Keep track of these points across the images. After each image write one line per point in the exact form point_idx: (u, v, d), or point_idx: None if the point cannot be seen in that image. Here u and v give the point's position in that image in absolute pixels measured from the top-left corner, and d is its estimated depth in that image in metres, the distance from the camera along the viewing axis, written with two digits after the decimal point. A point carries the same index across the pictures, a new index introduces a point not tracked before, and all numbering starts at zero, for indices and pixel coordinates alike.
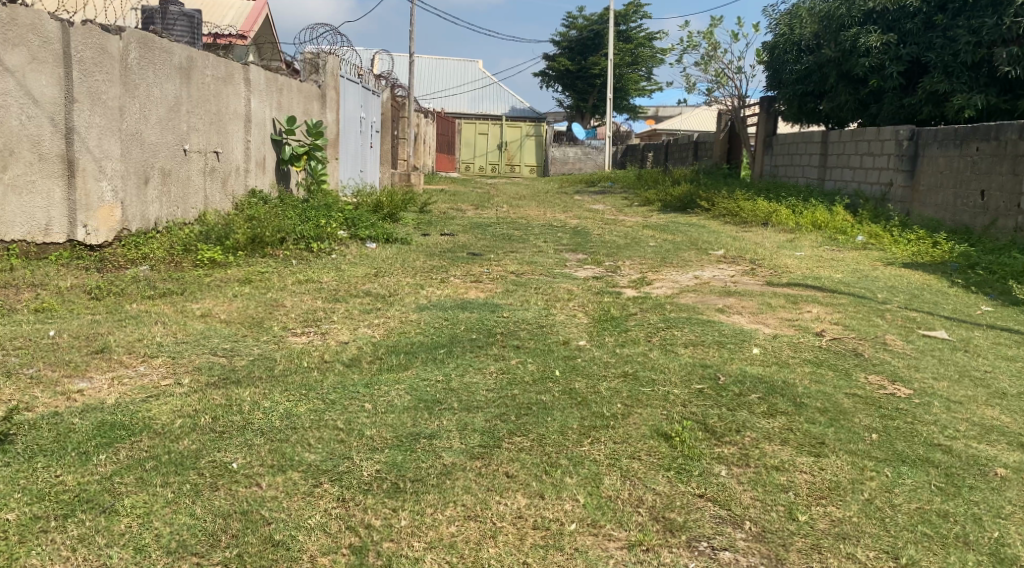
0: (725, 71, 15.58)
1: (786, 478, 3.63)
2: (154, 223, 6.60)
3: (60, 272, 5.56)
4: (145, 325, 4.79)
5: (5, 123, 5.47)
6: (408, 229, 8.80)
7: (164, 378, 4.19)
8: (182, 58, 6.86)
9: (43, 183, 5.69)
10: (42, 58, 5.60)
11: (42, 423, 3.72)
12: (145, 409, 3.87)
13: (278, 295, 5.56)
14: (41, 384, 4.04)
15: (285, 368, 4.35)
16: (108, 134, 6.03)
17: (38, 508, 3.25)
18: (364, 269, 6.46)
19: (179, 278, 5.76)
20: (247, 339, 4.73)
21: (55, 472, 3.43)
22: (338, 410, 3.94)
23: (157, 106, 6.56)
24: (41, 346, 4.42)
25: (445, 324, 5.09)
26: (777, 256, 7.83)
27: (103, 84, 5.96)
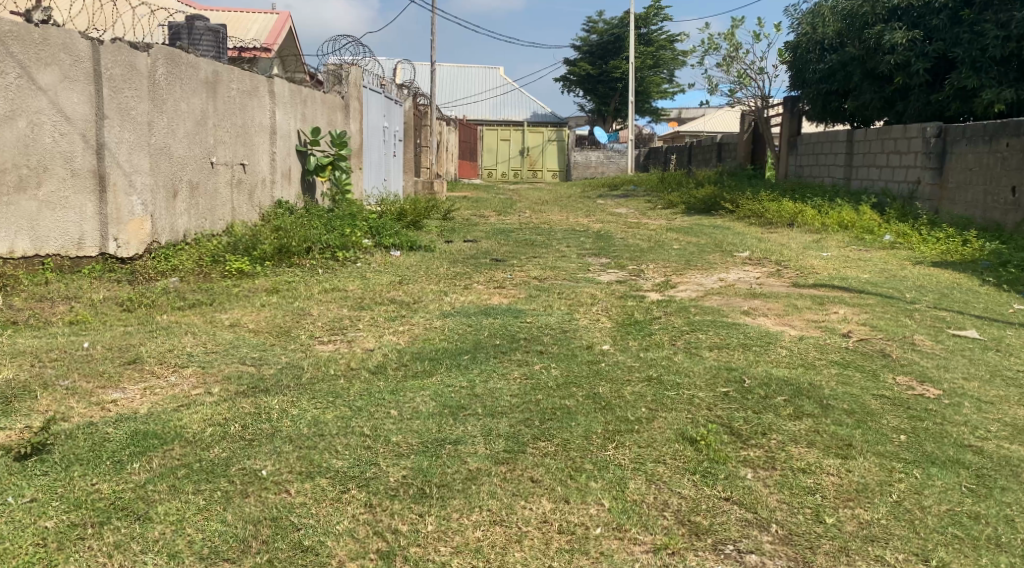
0: (747, 72, 15.52)
1: (813, 480, 3.62)
2: (182, 235, 6.67)
3: (95, 283, 5.64)
4: (176, 335, 4.84)
5: (39, 141, 5.57)
6: (432, 236, 8.83)
7: (195, 387, 4.23)
8: (209, 72, 6.92)
9: (76, 198, 5.77)
10: (72, 74, 5.67)
11: (78, 433, 3.77)
12: (178, 417, 3.91)
13: (305, 303, 5.61)
14: (77, 395, 4.09)
15: (313, 376, 4.39)
16: (137, 149, 6.10)
17: (75, 518, 3.29)
18: (391, 276, 6.51)
19: (208, 289, 5.81)
20: (269, 348, 4.76)
21: (89, 480, 3.48)
22: (365, 417, 3.97)
23: (184, 120, 6.64)
24: (76, 357, 4.48)
25: (469, 330, 5.11)
26: (803, 257, 7.80)
27: (132, 99, 6.03)
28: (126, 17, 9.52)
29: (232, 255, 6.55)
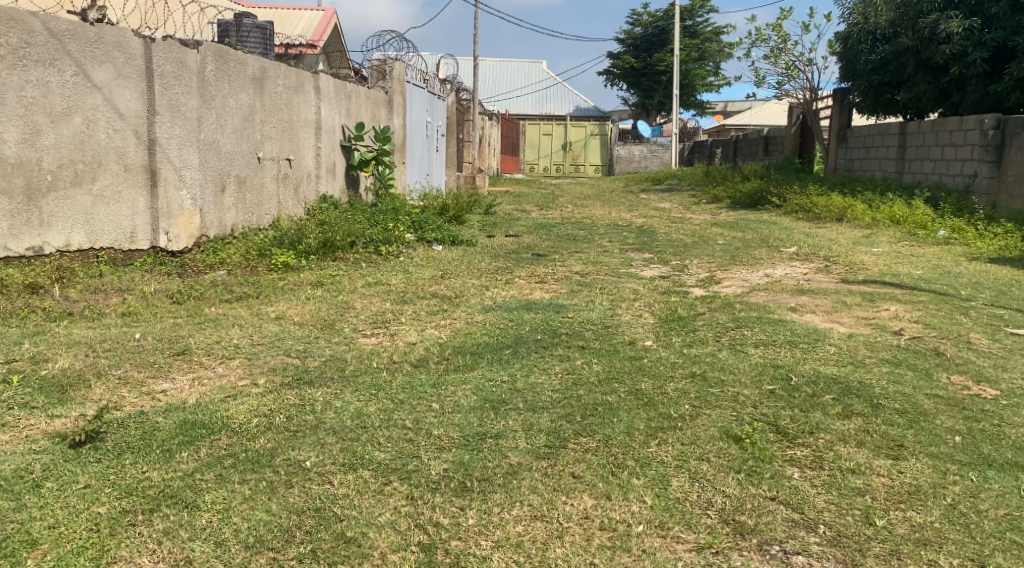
0: (795, 64, 15.34)
1: (862, 480, 3.58)
2: (229, 229, 6.77)
3: (147, 276, 5.73)
4: (224, 327, 4.91)
5: (94, 136, 5.65)
6: (473, 232, 8.85)
7: (242, 378, 4.30)
8: (257, 68, 7.00)
9: (129, 193, 5.87)
10: (124, 71, 5.76)
11: (130, 422, 3.84)
12: (226, 408, 3.97)
13: (349, 297, 5.65)
14: (128, 384, 4.17)
15: (356, 368, 4.43)
16: (187, 145, 6.21)
17: (124, 509, 3.34)
18: (433, 270, 6.54)
19: (255, 282, 5.88)
20: (311, 341, 4.81)
21: (148, 472, 3.54)
22: (407, 410, 4.00)
23: (232, 116, 6.72)
24: (128, 348, 4.56)
25: (511, 324, 5.12)
26: (853, 253, 7.69)
27: (182, 96, 6.13)
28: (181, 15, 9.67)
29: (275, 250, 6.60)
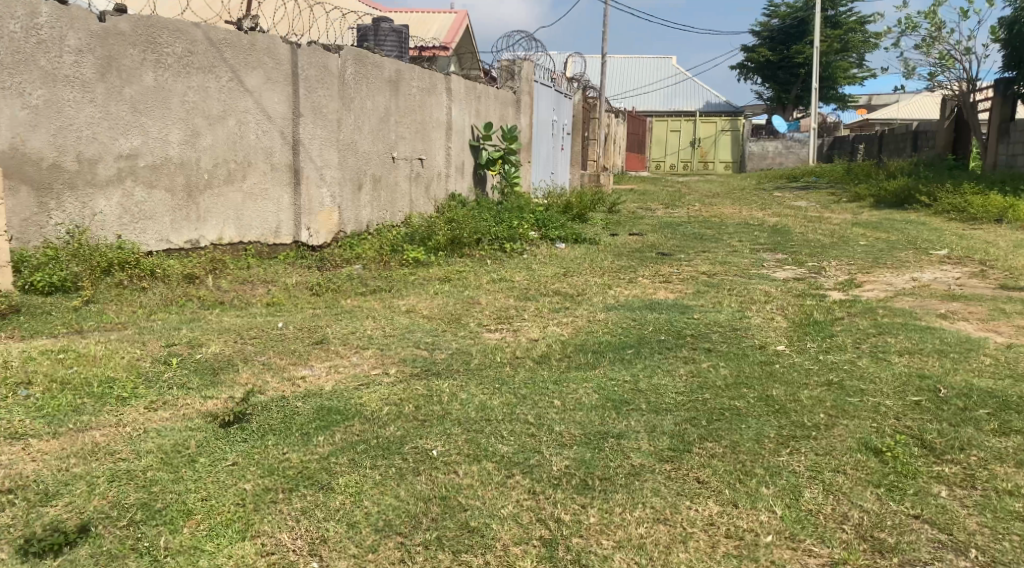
0: (951, 53, 14.73)
1: (1021, 504, 3.42)
2: (365, 226, 7.00)
3: (276, 268, 5.98)
4: (358, 319, 5.07)
5: (245, 138, 6.06)
6: (597, 230, 8.85)
7: (374, 367, 4.43)
8: (393, 71, 7.19)
9: (275, 190, 6.26)
10: (271, 76, 6.12)
11: (272, 405, 4.01)
12: (359, 396, 4.10)
13: (475, 292, 5.75)
14: (271, 370, 4.36)
15: (481, 362, 4.51)
16: (327, 145, 6.51)
17: (261, 484, 3.49)
18: (557, 268, 6.58)
19: (388, 276, 6.05)
20: (438, 334, 4.92)
21: (277, 451, 3.68)
22: (529, 405, 4.05)
23: (370, 117, 6.94)
24: (272, 336, 4.76)
25: (634, 324, 5.12)
26: (1011, 257, 7.34)
27: (324, 99, 6.42)
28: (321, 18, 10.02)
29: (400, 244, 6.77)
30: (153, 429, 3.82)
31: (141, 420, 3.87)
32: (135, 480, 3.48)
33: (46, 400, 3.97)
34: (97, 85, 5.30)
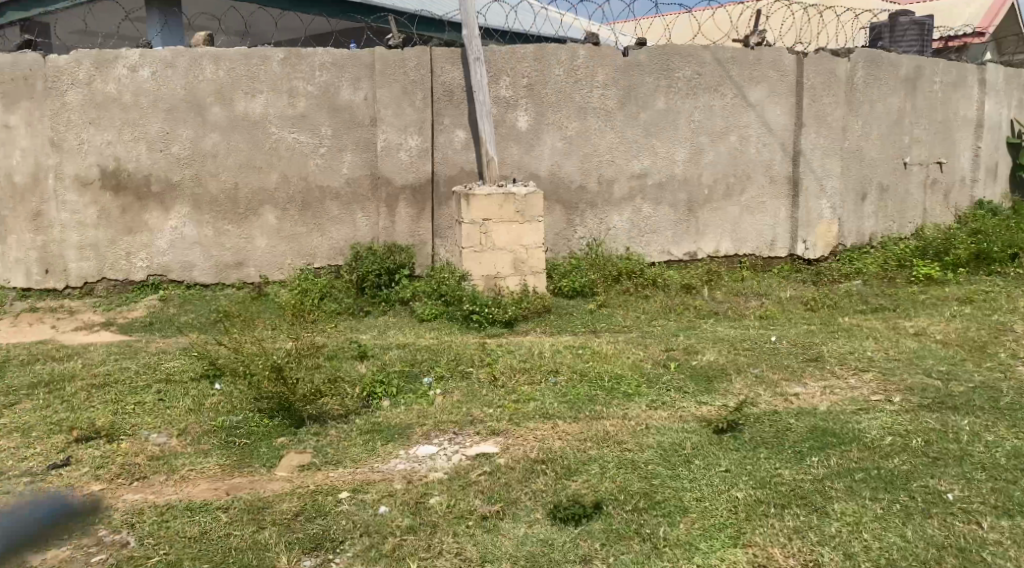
0: None
1: None
2: (401, 231, 7.87)
3: (354, 332, 6.76)
4: (456, 383, 5.73)
5: (281, 149, 7.69)
6: (893, 237, 8.89)
7: (475, 444, 5.04)
8: (416, 70, 7.69)
9: (319, 192, 7.77)
10: (342, 126, 7.72)
11: (358, 498, 4.57)
12: (442, 486, 4.64)
13: (609, 344, 6.33)
14: (377, 456, 4.95)
15: (579, 437, 5.03)
16: (339, 125, 7.71)
17: (444, 485, 4.65)
18: (590, 302, 7.33)
19: (445, 327, 6.80)
20: (501, 388, 5.62)
21: (431, 461, 4.88)
22: (609, 498, 4.49)
23: (391, 111, 7.72)
24: (389, 412, 5.41)
25: (850, 401, 5.42)
26: None
27: (343, 81, 7.67)
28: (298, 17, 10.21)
29: (433, 297, 7.21)
30: (343, 439, 5.13)
31: (333, 436, 5.15)
32: (350, 472, 4.81)
33: (265, 411, 5.41)
34: (217, 133, 7.63)
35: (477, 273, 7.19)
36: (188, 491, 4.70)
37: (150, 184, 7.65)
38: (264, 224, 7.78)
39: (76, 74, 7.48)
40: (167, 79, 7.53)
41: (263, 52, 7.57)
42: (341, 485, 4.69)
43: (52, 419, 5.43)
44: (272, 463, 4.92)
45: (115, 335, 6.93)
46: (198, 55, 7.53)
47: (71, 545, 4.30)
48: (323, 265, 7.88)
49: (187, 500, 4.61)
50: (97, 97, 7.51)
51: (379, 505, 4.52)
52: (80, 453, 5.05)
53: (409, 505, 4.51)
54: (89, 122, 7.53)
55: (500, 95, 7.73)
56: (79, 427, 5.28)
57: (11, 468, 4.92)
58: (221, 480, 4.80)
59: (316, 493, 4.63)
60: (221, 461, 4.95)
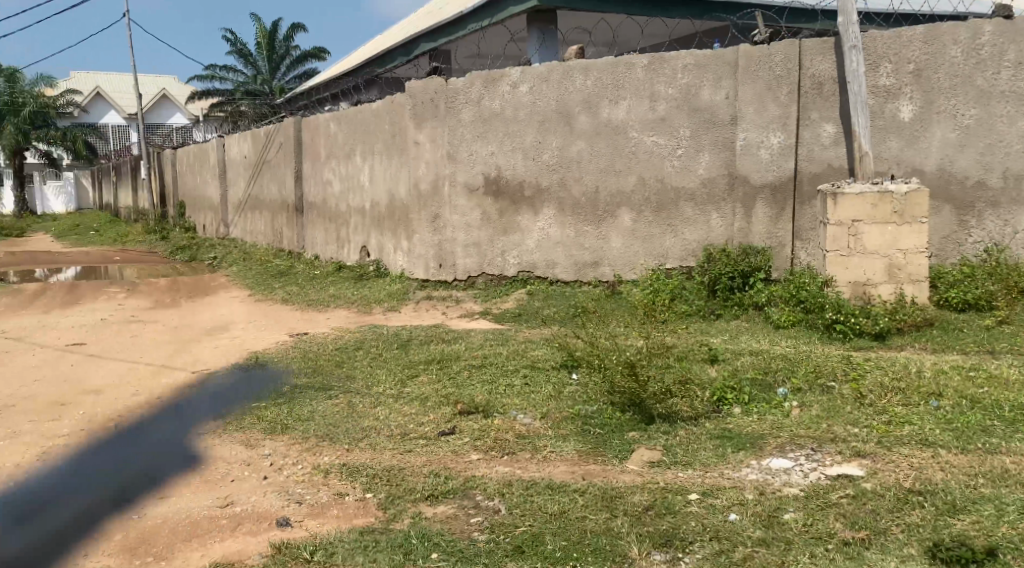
0: None
1: None
2: (761, 236, 7.51)
3: (704, 335, 6.62)
4: (832, 401, 5.32)
5: (642, 153, 7.75)
6: None
7: (839, 464, 4.71)
8: (787, 66, 7.30)
9: (680, 199, 7.70)
10: (701, 126, 7.59)
11: (712, 503, 4.45)
12: (798, 503, 4.40)
13: (1002, 369, 5.56)
14: (733, 465, 4.80)
15: (962, 473, 4.50)
16: (699, 126, 7.58)
17: (799, 502, 4.40)
18: (985, 317, 6.49)
19: (805, 337, 6.44)
20: (868, 408, 5.19)
21: (786, 476, 4.67)
22: (990, 542, 4.00)
23: (756, 110, 7.41)
24: (754, 424, 5.17)
25: None
26: None
27: (704, 85, 7.53)
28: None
29: (792, 304, 6.86)
30: (691, 442, 5.02)
31: (681, 437, 5.07)
32: (698, 475, 4.72)
33: (617, 404, 5.44)
34: (589, 140, 7.90)
35: (844, 278, 6.75)
36: (549, 470, 4.89)
37: (523, 189, 8.18)
38: (620, 225, 7.90)
39: (470, 92, 8.22)
40: (543, 92, 8.00)
41: (628, 59, 7.69)
42: (689, 487, 4.60)
43: (443, 392, 5.96)
44: (623, 456, 4.96)
45: (489, 323, 7.59)
46: (569, 68, 7.89)
47: (455, 504, 4.64)
48: (675, 265, 7.79)
49: (548, 479, 4.77)
50: (484, 113, 8.20)
51: (728, 513, 4.37)
52: (463, 425, 5.47)
53: (761, 516, 4.33)
54: (478, 136, 8.25)
55: (879, 84, 7.21)
56: (463, 401, 5.74)
57: (408, 432, 5.44)
58: (579, 464, 4.94)
59: (666, 490, 4.57)
60: (580, 448, 5.08)
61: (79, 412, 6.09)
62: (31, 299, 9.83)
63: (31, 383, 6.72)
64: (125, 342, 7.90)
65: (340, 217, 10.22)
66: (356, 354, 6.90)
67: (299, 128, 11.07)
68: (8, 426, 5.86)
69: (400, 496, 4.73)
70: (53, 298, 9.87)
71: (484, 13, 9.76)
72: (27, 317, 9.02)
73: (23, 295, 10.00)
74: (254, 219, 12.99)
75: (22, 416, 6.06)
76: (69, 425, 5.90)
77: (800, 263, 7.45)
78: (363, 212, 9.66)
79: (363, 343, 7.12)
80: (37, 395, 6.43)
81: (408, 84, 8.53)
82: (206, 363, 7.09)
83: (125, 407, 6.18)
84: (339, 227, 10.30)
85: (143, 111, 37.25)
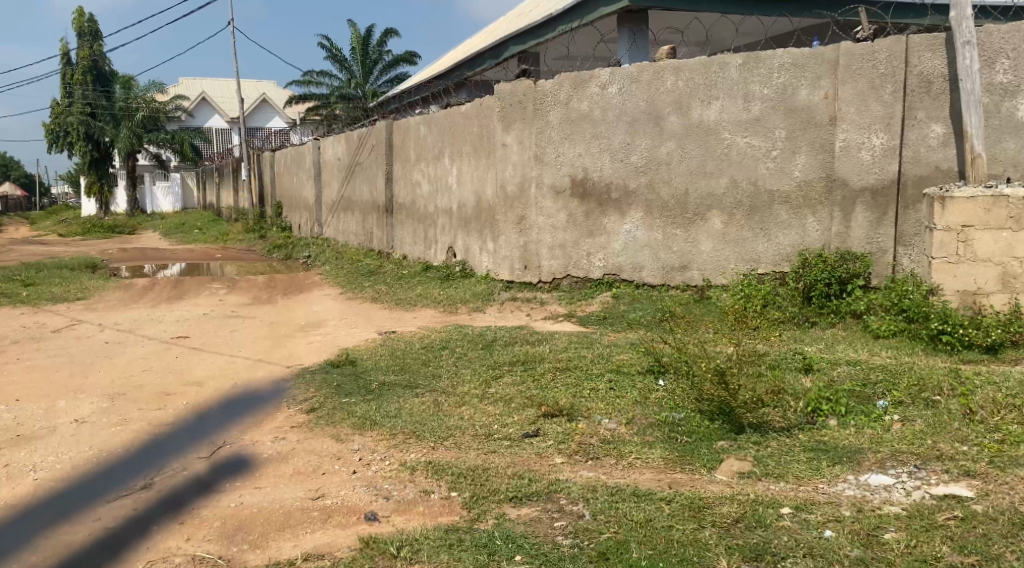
0: None
1: None
2: (862, 242, 7.28)
3: (798, 344, 6.44)
4: (935, 415, 5.11)
5: (735, 155, 7.59)
6: None
7: (942, 484, 4.53)
8: (891, 65, 7.05)
9: (776, 204, 7.52)
10: (797, 127, 7.39)
11: (810, 518, 4.31)
12: (897, 523, 4.24)
13: None
14: (831, 480, 4.65)
15: None
16: (795, 126, 7.39)
17: (901, 522, 4.24)
18: None
19: (908, 349, 6.20)
20: (979, 426, 4.95)
21: (886, 494, 4.51)
22: None
23: (856, 110, 7.18)
24: (853, 436, 5.00)
25: None
26: None
27: (801, 84, 7.34)
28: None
29: (893, 313, 6.64)
30: (783, 454, 4.88)
31: (773, 449, 4.93)
32: (792, 489, 4.60)
33: (705, 412, 5.33)
34: (680, 142, 7.77)
35: (952, 286, 6.46)
36: (634, 478, 4.81)
37: (610, 191, 8.08)
38: (711, 228, 7.75)
39: (558, 95, 8.20)
40: (632, 92, 7.90)
41: (721, 59, 7.53)
42: (782, 500, 4.46)
43: (527, 393, 5.92)
44: (712, 466, 4.84)
45: (574, 326, 7.52)
46: (660, 68, 7.76)
47: (539, 507, 4.59)
48: (767, 270, 7.62)
49: (633, 486, 4.69)
50: (572, 115, 8.16)
51: (824, 529, 4.24)
52: (547, 428, 5.42)
53: (859, 535, 4.18)
54: (565, 137, 8.21)
55: (994, 81, 6.85)
56: (547, 404, 5.69)
57: (493, 433, 5.42)
58: (665, 473, 4.85)
59: (757, 503, 4.44)
60: (666, 456, 4.98)
61: (181, 401, 6.25)
62: (139, 293, 10.16)
63: (137, 373, 6.92)
64: (224, 336, 8.09)
65: (428, 218, 10.28)
66: (446, 352, 6.92)
67: (390, 130, 11.19)
68: (116, 414, 6.04)
69: (484, 496, 4.70)
70: (159, 293, 10.17)
71: (574, 15, 9.71)
72: (134, 310, 9.31)
73: (132, 289, 10.34)
74: (346, 219, 13.17)
75: (131, 403, 6.24)
76: (165, 414, 6.04)
77: (903, 270, 7.19)
78: (451, 213, 9.69)
79: (449, 343, 7.14)
80: (144, 385, 6.62)
81: (496, 86, 8.55)
82: (300, 359, 7.18)
83: (223, 398, 6.32)
84: (426, 226, 10.36)
85: (243, 115, 38.32)
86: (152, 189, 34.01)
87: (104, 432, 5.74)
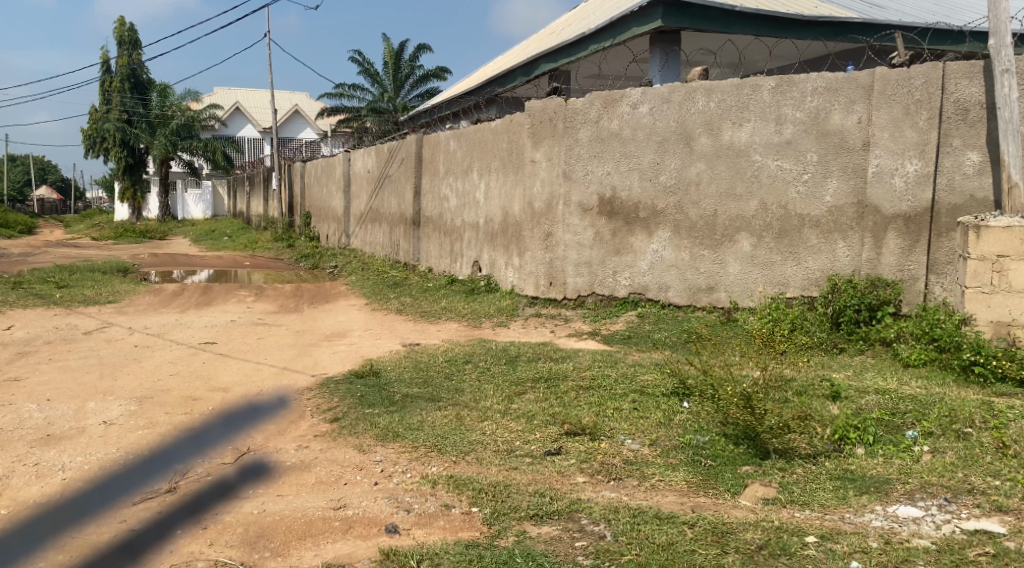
0: None
1: None
2: (893, 270, 7.20)
3: (826, 370, 6.38)
4: (965, 447, 5.04)
5: (765, 178, 7.56)
6: None
7: (971, 519, 4.46)
8: (927, 91, 6.97)
9: (806, 228, 7.47)
10: (830, 151, 7.34)
11: (835, 547, 4.26)
12: (924, 557, 4.18)
13: None
14: (858, 509, 4.59)
15: None
16: (827, 150, 7.34)
17: (930, 556, 4.18)
18: None
19: (937, 378, 6.12)
20: (1012, 460, 4.86)
21: (914, 526, 4.44)
22: None
23: (889, 135, 7.12)
24: (881, 466, 4.93)
25: None
26: None
27: (834, 107, 7.29)
28: (794, 6, 9.93)
29: (924, 342, 6.57)
30: (810, 481, 4.83)
31: (799, 476, 4.89)
32: (817, 516, 4.55)
33: (730, 435, 5.29)
34: (710, 164, 7.74)
35: (985, 316, 6.38)
36: (657, 500, 4.78)
37: (638, 211, 8.06)
38: (739, 250, 7.71)
39: (589, 113, 8.21)
40: (663, 112, 7.89)
41: (754, 81, 7.50)
42: (808, 529, 4.41)
43: (550, 410, 5.90)
44: (736, 490, 4.80)
45: (599, 344, 7.50)
46: (693, 89, 7.75)
47: (560, 526, 4.56)
48: (796, 294, 7.56)
49: (656, 508, 4.65)
50: (603, 133, 8.16)
51: (849, 560, 4.18)
52: (569, 446, 5.39)
53: None
54: (595, 156, 8.21)
55: None
56: (570, 422, 5.67)
57: (515, 449, 5.40)
58: (688, 496, 4.81)
59: (782, 530, 4.39)
60: (689, 478, 4.94)
61: (206, 407, 6.27)
62: (168, 298, 10.24)
63: (165, 378, 6.96)
64: (252, 343, 8.13)
65: (455, 232, 10.29)
66: (469, 367, 6.92)
67: (421, 144, 11.24)
68: (143, 417, 6.08)
69: (506, 513, 4.68)
70: (188, 298, 10.25)
71: (607, 34, 9.71)
72: (164, 315, 9.38)
73: (161, 293, 10.42)
74: (374, 230, 13.20)
75: (159, 407, 6.27)
76: (188, 419, 6.06)
77: (934, 298, 7.08)
78: (478, 228, 9.70)
79: (472, 357, 7.13)
80: (171, 389, 6.66)
81: (527, 103, 8.59)
82: (326, 368, 7.21)
83: (248, 404, 6.35)
84: (453, 240, 10.38)
85: (276, 125, 38.74)
86: (183, 196, 34.28)
87: (132, 434, 5.78)
